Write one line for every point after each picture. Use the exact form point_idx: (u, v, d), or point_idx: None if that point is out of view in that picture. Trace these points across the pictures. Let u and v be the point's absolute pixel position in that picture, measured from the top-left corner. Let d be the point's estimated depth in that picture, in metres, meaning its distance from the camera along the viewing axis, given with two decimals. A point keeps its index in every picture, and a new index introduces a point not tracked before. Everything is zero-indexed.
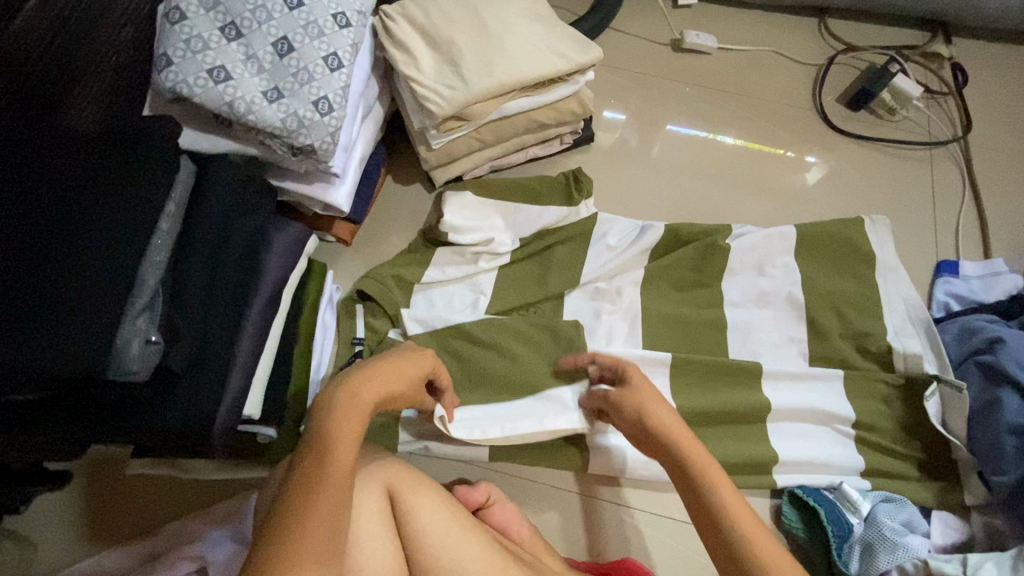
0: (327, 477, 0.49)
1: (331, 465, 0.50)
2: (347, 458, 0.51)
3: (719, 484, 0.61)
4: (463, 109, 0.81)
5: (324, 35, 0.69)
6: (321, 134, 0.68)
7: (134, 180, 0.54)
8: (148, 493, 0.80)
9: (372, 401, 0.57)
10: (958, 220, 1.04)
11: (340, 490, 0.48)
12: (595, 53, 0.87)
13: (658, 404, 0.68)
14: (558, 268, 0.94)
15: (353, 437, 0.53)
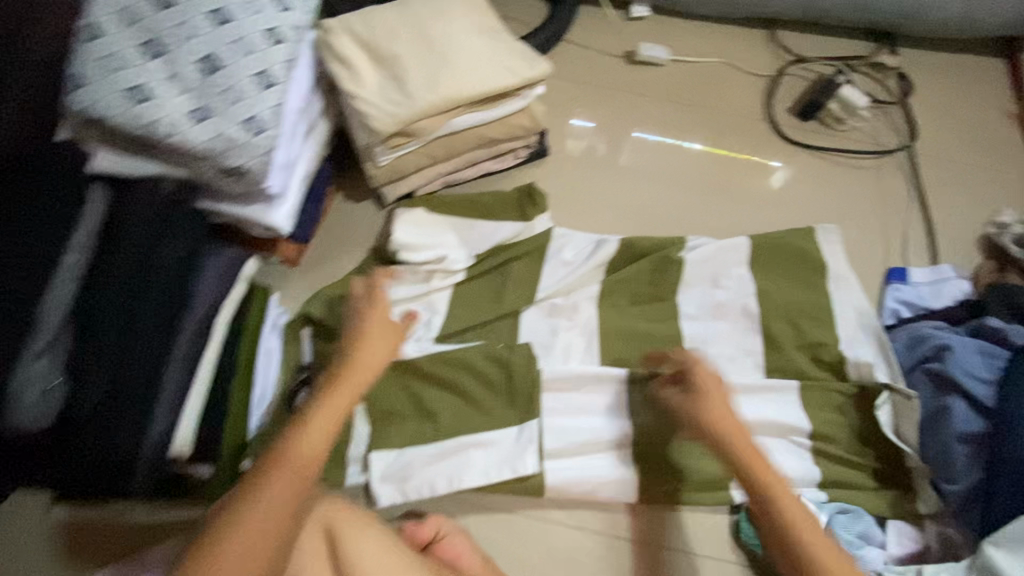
0: (295, 460, 0.58)
1: (298, 447, 0.60)
2: (316, 443, 0.61)
3: (775, 485, 0.71)
4: (408, 126, 0.79)
5: (255, 51, 0.66)
6: (252, 154, 0.65)
7: (36, 228, 0.58)
8: (75, 538, 0.74)
9: (319, 432, 0.62)
10: (905, 228, 1.06)
11: (303, 469, 0.58)
12: (544, 67, 0.85)
13: (726, 409, 0.75)
14: (514, 284, 0.92)
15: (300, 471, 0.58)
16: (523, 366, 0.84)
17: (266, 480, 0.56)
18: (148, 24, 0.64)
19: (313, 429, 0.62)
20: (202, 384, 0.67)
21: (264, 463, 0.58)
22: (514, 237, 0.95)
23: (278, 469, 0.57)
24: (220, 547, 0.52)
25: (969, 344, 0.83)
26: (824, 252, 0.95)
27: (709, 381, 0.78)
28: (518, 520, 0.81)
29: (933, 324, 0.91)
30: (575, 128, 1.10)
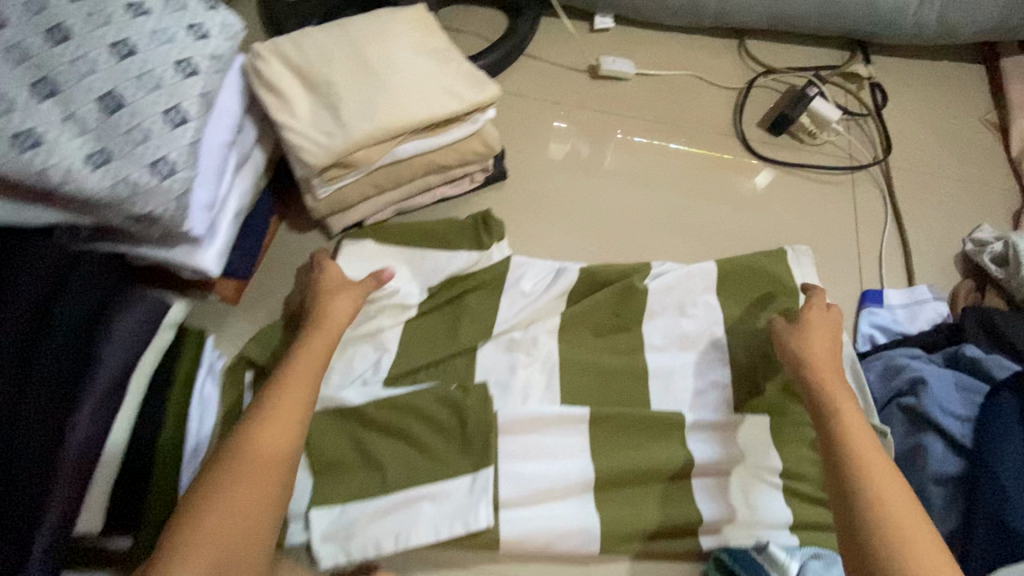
0: (279, 418, 0.64)
1: (284, 402, 0.65)
2: (305, 383, 0.68)
3: (848, 423, 0.71)
4: (344, 157, 0.73)
5: (162, 86, 0.61)
6: (162, 200, 0.60)
7: None
8: None
9: (302, 404, 0.66)
10: (881, 247, 1.02)
11: (291, 422, 0.64)
12: (493, 90, 0.80)
13: (820, 349, 0.78)
14: (469, 319, 0.87)
15: (279, 442, 0.63)
16: (477, 408, 0.78)
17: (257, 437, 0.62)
18: (39, 59, 0.58)
19: (293, 390, 0.66)
20: (115, 445, 0.64)
21: (253, 421, 0.63)
22: (466, 266, 0.90)
23: (263, 429, 0.63)
24: (220, 497, 0.58)
25: (947, 379, 0.79)
26: (795, 277, 0.91)
27: (814, 329, 0.80)
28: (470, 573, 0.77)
29: (910, 350, 0.87)
30: (536, 147, 1.05)
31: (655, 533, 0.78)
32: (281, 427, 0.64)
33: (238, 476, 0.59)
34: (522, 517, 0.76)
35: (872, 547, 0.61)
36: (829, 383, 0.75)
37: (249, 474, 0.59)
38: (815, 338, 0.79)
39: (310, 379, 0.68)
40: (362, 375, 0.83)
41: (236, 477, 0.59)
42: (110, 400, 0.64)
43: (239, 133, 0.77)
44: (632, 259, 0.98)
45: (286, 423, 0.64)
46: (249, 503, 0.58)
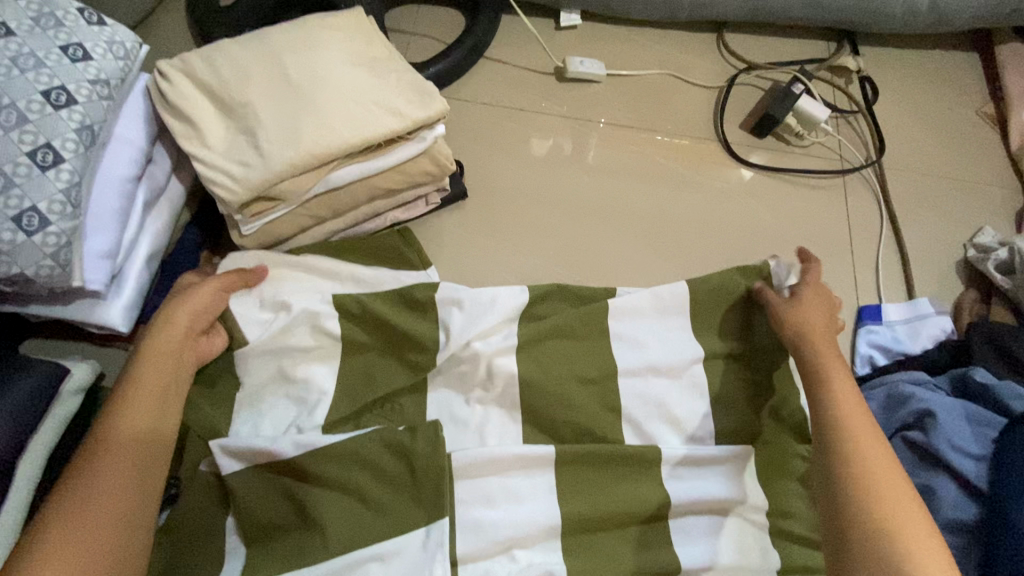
0: (140, 407, 0.60)
1: (143, 389, 0.61)
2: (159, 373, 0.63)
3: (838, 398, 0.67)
4: (266, 191, 0.64)
5: (27, 122, 0.52)
6: (31, 258, 0.51)
7: None
8: None
9: (149, 395, 0.61)
10: (877, 256, 0.94)
11: (149, 413, 0.60)
12: (439, 104, 0.70)
13: (812, 319, 0.75)
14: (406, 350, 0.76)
15: (125, 437, 0.58)
16: (427, 453, 0.69)
17: (116, 429, 0.59)
18: None
19: (148, 374, 0.62)
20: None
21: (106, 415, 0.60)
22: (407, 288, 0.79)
23: (122, 421, 0.59)
24: (74, 501, 0.54)
25: (955, 408, 0.72)
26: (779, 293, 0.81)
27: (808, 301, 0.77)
28: None
29: (914, 373, 0.79)
30: (499, 160, 0.95)
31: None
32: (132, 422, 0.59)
33: (103, 469, 0.56)
34: (483, 570, 0.67)
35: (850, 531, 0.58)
36: (822, 351, 0.72)
37: (113, 467, 0.57)
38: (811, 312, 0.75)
39: (167, 363, 0.64)
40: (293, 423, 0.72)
41: (100, 473, 0.56)
42: None
43: (149, 163, 0.67)
44: (606, 280, 0.89)
45: (150, 411, 0.61)
46: (118, 495, 0.56)
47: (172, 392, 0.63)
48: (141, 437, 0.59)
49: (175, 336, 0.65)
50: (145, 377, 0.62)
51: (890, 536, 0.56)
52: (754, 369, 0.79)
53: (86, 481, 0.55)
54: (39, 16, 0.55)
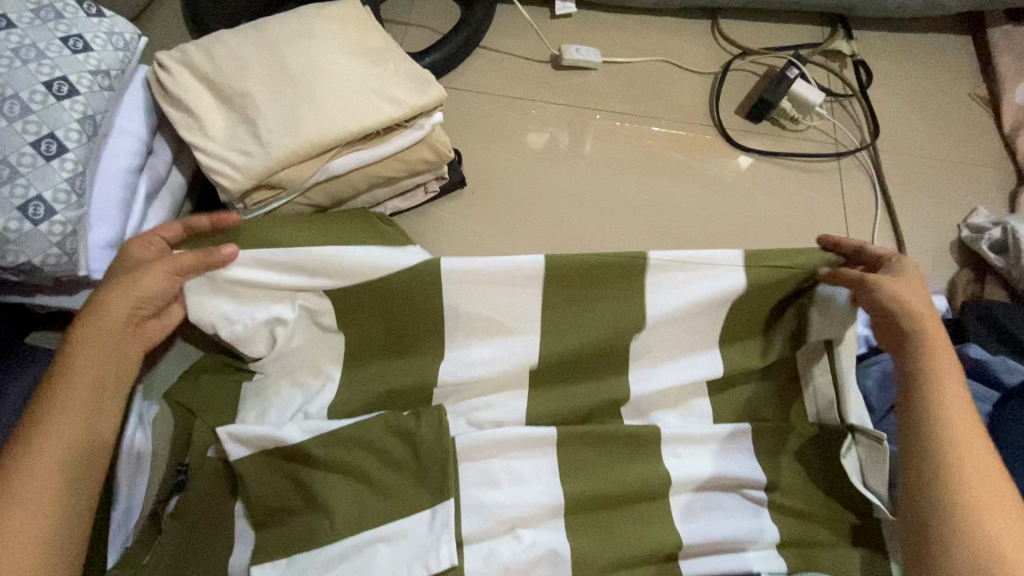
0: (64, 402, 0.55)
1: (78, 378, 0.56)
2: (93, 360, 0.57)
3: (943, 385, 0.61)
4: (268, 178, 0.65)
5: (29, 113, 0.52)
6: (39, 246, 0.52)
7: None
8: None
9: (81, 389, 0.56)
10: (872, 238, 0.95)
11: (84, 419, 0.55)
12: (436, 91, 0.71)
13: (917, 296, 0.66)
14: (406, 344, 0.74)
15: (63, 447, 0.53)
16: (432, 436, 0.70)
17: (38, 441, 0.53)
18: None
19: (80, 369, 0.56)
20: None
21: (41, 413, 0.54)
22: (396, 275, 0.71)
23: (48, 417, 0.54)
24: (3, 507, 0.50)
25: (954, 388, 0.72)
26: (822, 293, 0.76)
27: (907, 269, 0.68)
28: None
29: None
30: (497, 148, 0.96)
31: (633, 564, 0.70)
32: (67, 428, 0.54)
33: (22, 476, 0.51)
34: (491, 548, 0.69)
35: (938, 510, 0.56)
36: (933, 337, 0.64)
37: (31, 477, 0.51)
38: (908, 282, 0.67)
39: (99, 356, 0.57)
40: (296, 413, 0.72)
41: (20, 480, 0.51)
42: None
43: (150, 155, 0.68)
44: None
45: (78, 418, 0.55)
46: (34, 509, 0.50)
47: (106, 393, 0.58)
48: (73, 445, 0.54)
49: (103, 327, 0.58)
50: (76, 372, 0.56)
51: (980, 531, 0.53)
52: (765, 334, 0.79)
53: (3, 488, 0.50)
54: (39, 7, 0.56)
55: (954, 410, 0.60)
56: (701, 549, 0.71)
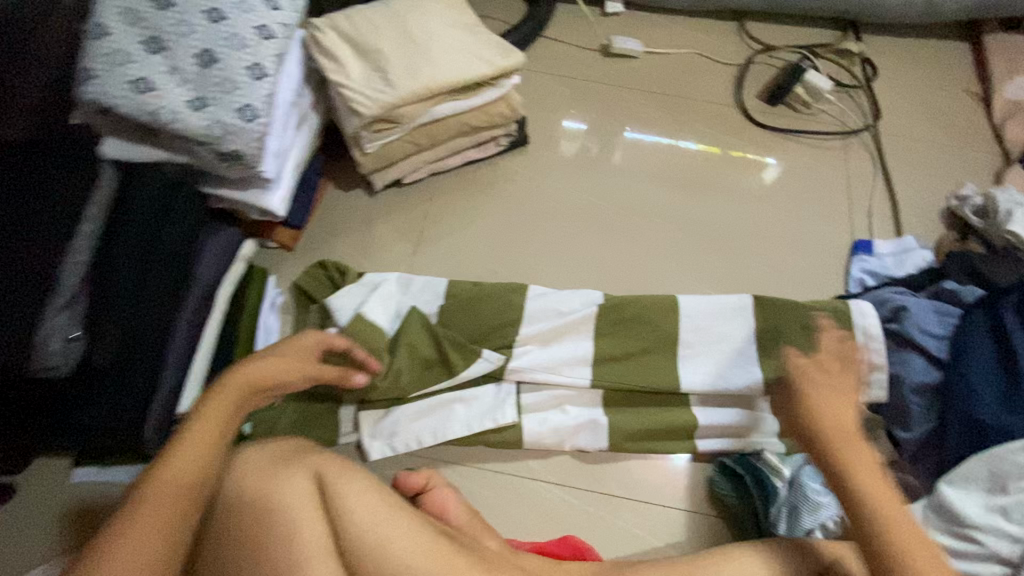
0: (180, 472, 0.56)
1: (194, 437, 0.59)
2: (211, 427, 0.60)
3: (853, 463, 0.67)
4: (391, 110, 0.85)
5: (247, 46, 0.72)
6: (247, 140, 0.71)
7: (63, 176, 0.59)
8: (58, 509, 0.83)
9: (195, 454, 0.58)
10: (870, 202, 1.12)
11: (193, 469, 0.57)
12: (518, 57, 0.92)
13: (819, 397, 0.73)
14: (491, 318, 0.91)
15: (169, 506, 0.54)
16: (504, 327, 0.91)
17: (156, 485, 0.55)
18: (148, 21, 0.69)
19: (194, 442, 0.59)
20: (210, 345, 0.74)
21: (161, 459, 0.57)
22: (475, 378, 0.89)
23: (168, 479, 0.55)
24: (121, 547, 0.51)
25: (923, 303, 0.87)
26: (859, 337, 0.86)
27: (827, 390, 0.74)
28: (500, 478, 0.86)
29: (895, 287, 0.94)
30: (553, 117, 1.16)
31: (656, 436, 0.88)
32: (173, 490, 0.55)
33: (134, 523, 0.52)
34: (543, 415, 0.88)
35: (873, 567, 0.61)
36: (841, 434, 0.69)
37: (149, 517, 0.53)
38: (816, 378, 0.75)
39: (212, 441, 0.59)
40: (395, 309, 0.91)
41: (143, 512, 0.53)
42: (202, 316, 0.72)
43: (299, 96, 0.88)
44: (640, 214, 1.09)
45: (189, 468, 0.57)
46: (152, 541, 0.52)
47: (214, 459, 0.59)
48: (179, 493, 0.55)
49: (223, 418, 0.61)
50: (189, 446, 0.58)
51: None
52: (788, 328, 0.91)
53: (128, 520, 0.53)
54: None
55: (880, 508, 0.63)
56: (713, 430, 0.88)
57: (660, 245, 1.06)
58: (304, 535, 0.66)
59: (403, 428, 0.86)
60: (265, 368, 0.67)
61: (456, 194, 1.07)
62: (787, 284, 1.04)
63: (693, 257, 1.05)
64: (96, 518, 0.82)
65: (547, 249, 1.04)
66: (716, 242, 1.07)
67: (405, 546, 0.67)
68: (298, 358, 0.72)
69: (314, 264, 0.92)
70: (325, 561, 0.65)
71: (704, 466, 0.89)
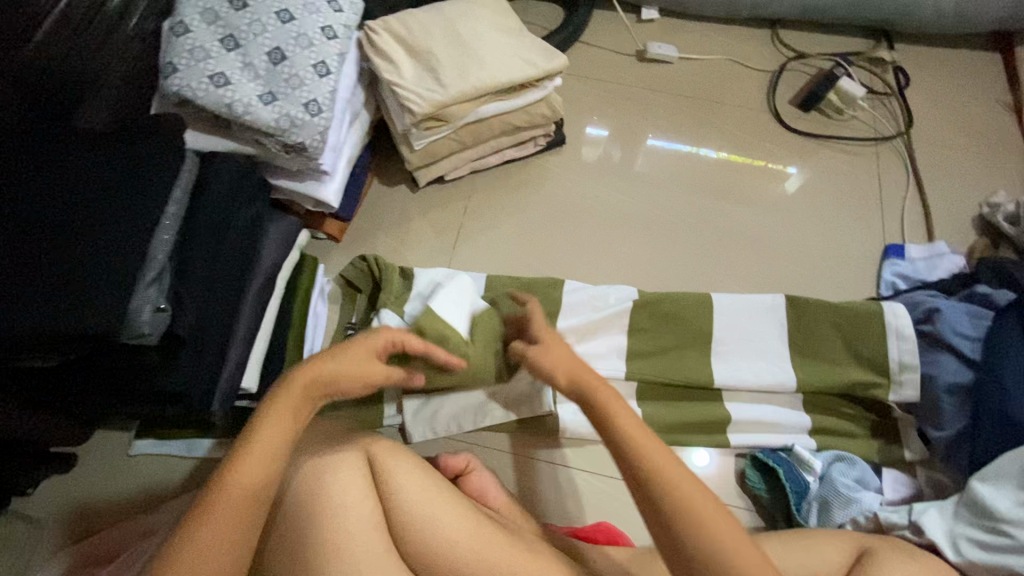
0: (244, 482, 0.57)
1: (261, 438, 0.59)
2: (279, 427, 0.60)
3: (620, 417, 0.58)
4: (441, 109, 0.89)
5: (313, 45, 0.77)
6: (311, 133, 0.75)
7: (152, 159, 0.64)
8: (119, 482, 0.87)
9: (266, 455, 0.58)
10: (902, 208, 1.13)
11: (260, 473, 0.58)
12: (561, 59, 0.95)
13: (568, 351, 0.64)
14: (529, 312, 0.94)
15: (238, 510, 0.56)
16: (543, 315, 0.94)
17: (226, 487, 0.57)
18: (225, 20, 0.75)
19: (259, 446, 0.59)
20: (267, 326, 0.79)
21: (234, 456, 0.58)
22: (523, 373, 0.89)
23: (232, 488, 0.57)
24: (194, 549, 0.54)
25: (952, 304, 0.88)
26: (890, 338, 0.89)
27: (548, 339, 0.67)
28: (536, 464, 0.90)
29: (927, 290, 0.95)
30: (589, 119, 1.20)
31: (689, 428, 0.90)
32: (243, 493, 0.57)
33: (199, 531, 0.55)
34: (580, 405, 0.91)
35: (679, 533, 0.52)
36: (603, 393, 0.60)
37: (219, 522, 0.55)
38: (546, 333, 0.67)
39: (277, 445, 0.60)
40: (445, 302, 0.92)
41: (213, 513, 0.56)
42: (263, 299, 0.77)
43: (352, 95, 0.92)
44: (674, 214, 1.11)
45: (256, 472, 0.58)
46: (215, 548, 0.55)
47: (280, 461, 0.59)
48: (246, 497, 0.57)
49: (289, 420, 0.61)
50: (254, 452, 0.58)
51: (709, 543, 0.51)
52: (817, 328, 0.92)
53: (194, 526, 0.55)
54: None
55: (657, 458, 0.55)
56: (744, 425, 0.90)
57: (693, 245, 1.09)
58: (354, 514, 0.67)
59: (444, 413, 0.88)
60: (330, 370, 0.63)
61: (494, 192, 1.11)
62: (818, 286, 1.06)
63: (726, 257, 1.08)
64: (156, 492, 0.86)
65: (582, 246, 1.07)
66: (748, 243, 1.09)
67: (451, 527, 0.69)
68: (362, 361, 0.65)
69: (359, 258, 0.93)
70: (376, 537, 0.67)
71: (737, 459, 0.91)
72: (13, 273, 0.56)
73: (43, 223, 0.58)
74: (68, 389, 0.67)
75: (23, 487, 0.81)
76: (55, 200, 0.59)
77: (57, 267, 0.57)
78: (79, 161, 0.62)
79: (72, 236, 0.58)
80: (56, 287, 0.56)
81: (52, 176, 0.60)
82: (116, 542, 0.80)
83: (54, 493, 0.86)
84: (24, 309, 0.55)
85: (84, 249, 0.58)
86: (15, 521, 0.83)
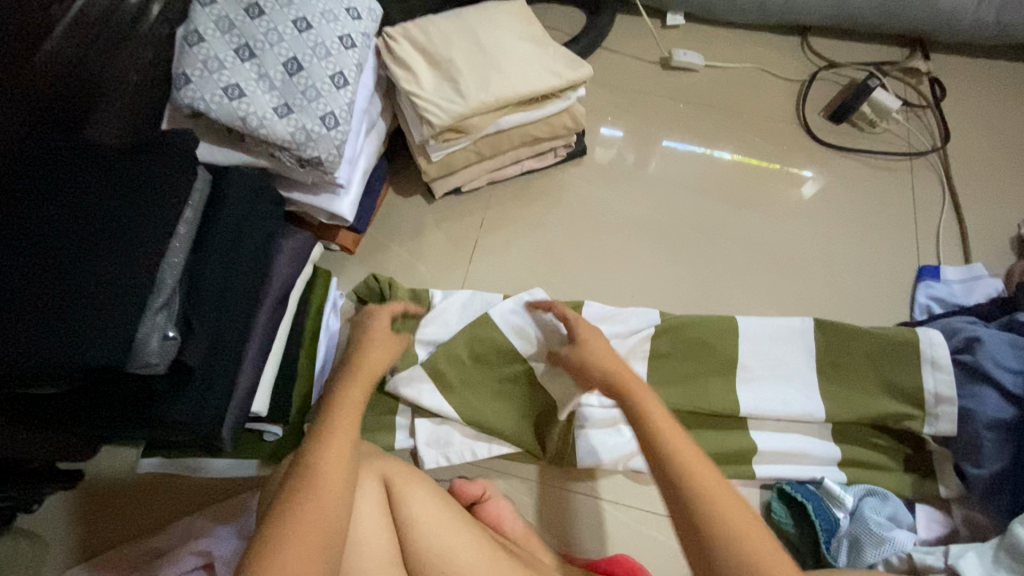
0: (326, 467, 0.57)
1: (339, 423, 0.61)
2: (350, 412, 0.63)
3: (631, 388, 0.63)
4: (460, 121, 0.86)
5: (330, 54, 0.74)
6: (327, 147, 0.72)
7: (162, 179, 0.61)
8: (124, 501, 0.85)
9: (348, 438, 0.60)
10: (937, 227, 1.09)
11: (342, 457, 0.58)
12: (585, 70, 0.92)
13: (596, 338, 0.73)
14: None
15: (328, 493, 0.55)
16: None
17: (310, 473, 0.56)
18: (240, 28, 0.72)
19: (334, 445, 0.59)
20: (278, 347, 0.77)
21: (313, 444, 0.59)
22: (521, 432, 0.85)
23: (314, 487, 0.55)
24: (284, 538, 0.51)
25: (993, 333, 0.83)
26: (924, 367, 0.85)
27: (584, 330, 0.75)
28: (554, 492, 0.87)
29: (966, 317, 0.90)
30: (611, 128, 1.16)
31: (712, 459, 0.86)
32: (329, 473, 0.56)
33: (280, 536, 0.51)
34: (607, 439, 0.85)
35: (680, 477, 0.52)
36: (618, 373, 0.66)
37: (308, 511, 0.53)
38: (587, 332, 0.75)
39: (351, 437, 0.60)
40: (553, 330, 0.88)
41: (300, 503, 0.53)
42: (275, 320, 0.75)
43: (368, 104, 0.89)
44: (699, 229, 1.07)
45: (338, 454, 0.58)
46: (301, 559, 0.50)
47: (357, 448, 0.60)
48: (334, 478, 0.56)
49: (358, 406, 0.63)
50: (330, 447, 0.58)
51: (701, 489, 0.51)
52: (852, 356, 0.88)
53: (274, 541, 0.50)
54: None
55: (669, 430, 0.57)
56: (771, 455, 0.87)
57: (719, 262, 1.05)
58: (372, 543, 0.65)
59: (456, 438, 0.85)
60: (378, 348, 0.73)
61: (513, 204, 1.07)
62: (848, 308, 1.02)
63: (752, 277, 1.04)
64: (161, 511, 0.84)
65: (603, 262, 1.04)
66: (776, 262, 1.05)
67: (467, 559, 0.66)
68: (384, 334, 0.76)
69: (371, 277, 0.90)
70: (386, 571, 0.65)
71: (762, 491, 0.88)
72: (10, 298, 0.53)
73: (46, 243, 0.56)
74: (69, 416, 0.64)
75: (27, 506, 0.78)
76: (60, 222, 0.57)
77: (61, 291, 0.54)
78: (86, 182, 0.59)
79: (78, 260, 0.56)
80: (62, 315, 0.54)
81: (56, 198, 0.58)
82: (122, 565, 0.78)
83: (56, 512, 0.84)
84: (32, 337, 0.53)
85: (91, 273, 0.55)
86: (18, 539, 0.81)
